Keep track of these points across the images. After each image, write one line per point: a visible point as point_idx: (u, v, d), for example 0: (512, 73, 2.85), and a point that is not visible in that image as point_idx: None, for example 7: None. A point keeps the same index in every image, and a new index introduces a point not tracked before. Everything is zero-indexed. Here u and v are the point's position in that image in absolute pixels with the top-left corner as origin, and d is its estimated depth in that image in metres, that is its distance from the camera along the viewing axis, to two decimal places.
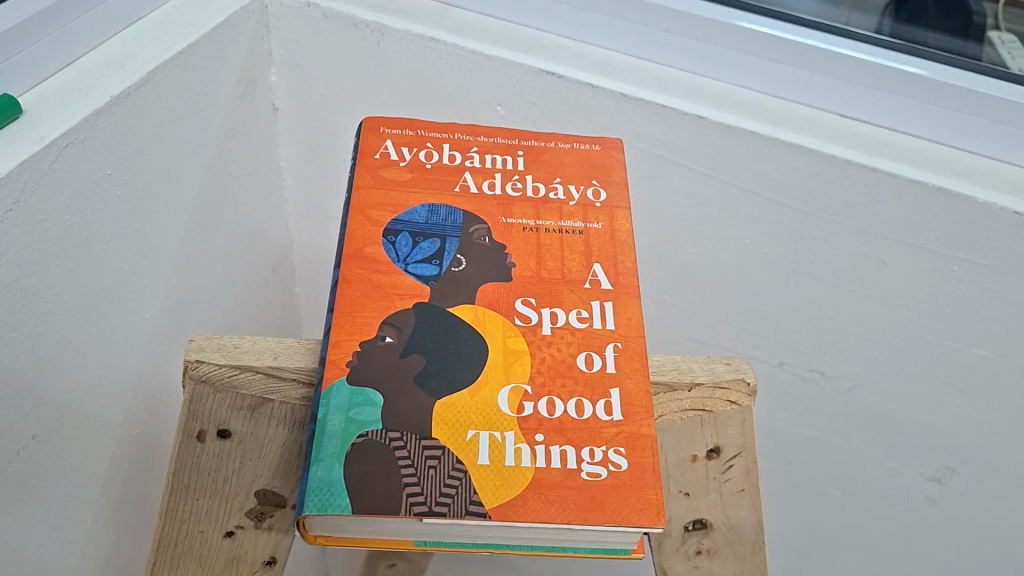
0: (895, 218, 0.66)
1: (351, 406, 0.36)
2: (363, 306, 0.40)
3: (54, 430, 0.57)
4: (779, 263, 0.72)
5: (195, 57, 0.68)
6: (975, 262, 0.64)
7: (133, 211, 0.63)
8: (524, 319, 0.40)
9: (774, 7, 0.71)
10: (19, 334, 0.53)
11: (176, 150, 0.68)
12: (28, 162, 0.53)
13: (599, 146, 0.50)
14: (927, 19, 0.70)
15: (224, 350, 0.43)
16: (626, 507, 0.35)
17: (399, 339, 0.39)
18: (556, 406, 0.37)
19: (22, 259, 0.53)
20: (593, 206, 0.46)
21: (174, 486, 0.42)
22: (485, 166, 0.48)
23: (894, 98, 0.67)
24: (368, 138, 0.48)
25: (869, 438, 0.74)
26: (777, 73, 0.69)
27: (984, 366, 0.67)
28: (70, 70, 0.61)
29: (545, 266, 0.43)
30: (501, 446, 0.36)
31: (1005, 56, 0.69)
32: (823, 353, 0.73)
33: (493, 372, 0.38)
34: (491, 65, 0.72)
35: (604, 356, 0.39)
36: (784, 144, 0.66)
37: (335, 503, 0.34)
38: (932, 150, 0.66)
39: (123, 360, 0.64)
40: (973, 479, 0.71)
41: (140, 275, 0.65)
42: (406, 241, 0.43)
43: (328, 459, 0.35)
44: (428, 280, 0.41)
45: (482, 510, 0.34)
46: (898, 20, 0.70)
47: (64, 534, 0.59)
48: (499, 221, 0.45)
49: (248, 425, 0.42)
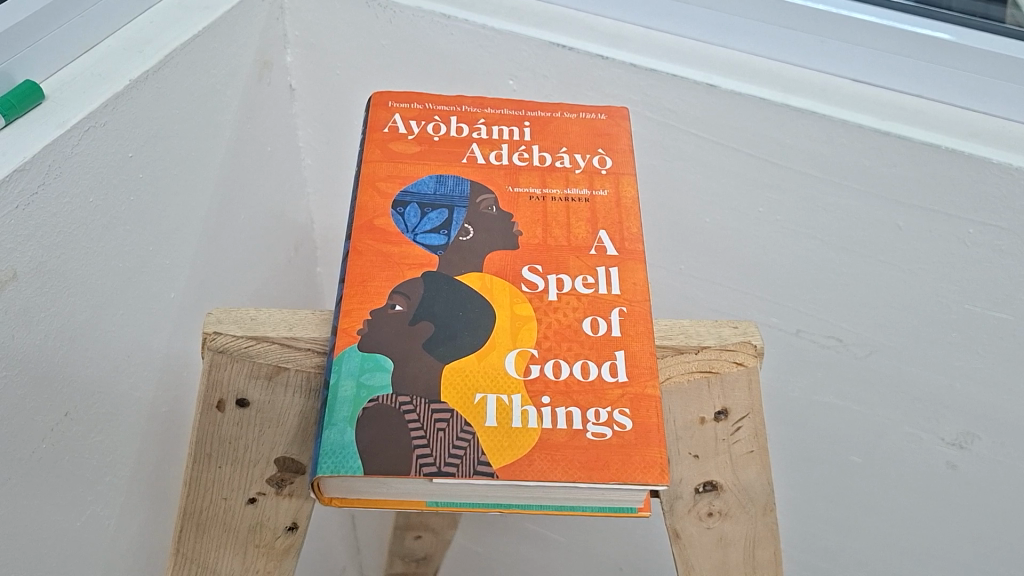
0: (910, 183, 0.65)
1: (362, 371, 0.37)
2: (373, 276, 0.41)
3: (84, 409, 0.58)
4: (794, 230, 0.72)
5: (212, 40, 0.69)
6: (991, 224, 0.64)
7: (156, 193, 0.65)
8: (531, 286, 0.41)
9: None
10: (49, 314, 0.55)
11: (196, 132, 0.69)
12: (52, 146, 0.54)
13: (605, 115, 0.50)
14: None
15: (241, 322, 0.45)
16: (630, 466, 0.36)
17: (408, 306, 0.40)
18: (561, 368, 0.38)
19: (50, 241, 0.55)
20: (599, 174, 0.47)
21: (196, 455, 0.44)
22: (492, 138, 0.48)
23: (909, 62, 0.67)
24: (377, 112, 0.48)
25: (889, 404, 0.74)
26: (790, 39, 0.69)
27: (1002, 328, 0.67)
28: (90, 55, 0.62)
29: (552, 234, 0.44)
30: (508, 408, 0.37)
31: None
32: (839, 320, 0.73)
33: (500, 338, 0.39)
34: (502, 40, 0.72)
35: (610, 320, 0.40)
36: (795, 111, 0.66)
37: (348, 465, 0.35)
38: (948, 113, 0.65)
39: (151, 339, 0.66)
40: (994, 444, 0.71)
41: (165, 255, 0.67)
42: (415, 212, 0.44)
43: (340, 423, 0.36)
44: (437, 249, 0.42)
45: (490, 470, 0.35)
46: None
47: (98, 509, 0.62)
48: (507, 190, 0.45)
49: (266, 394, 0.44)
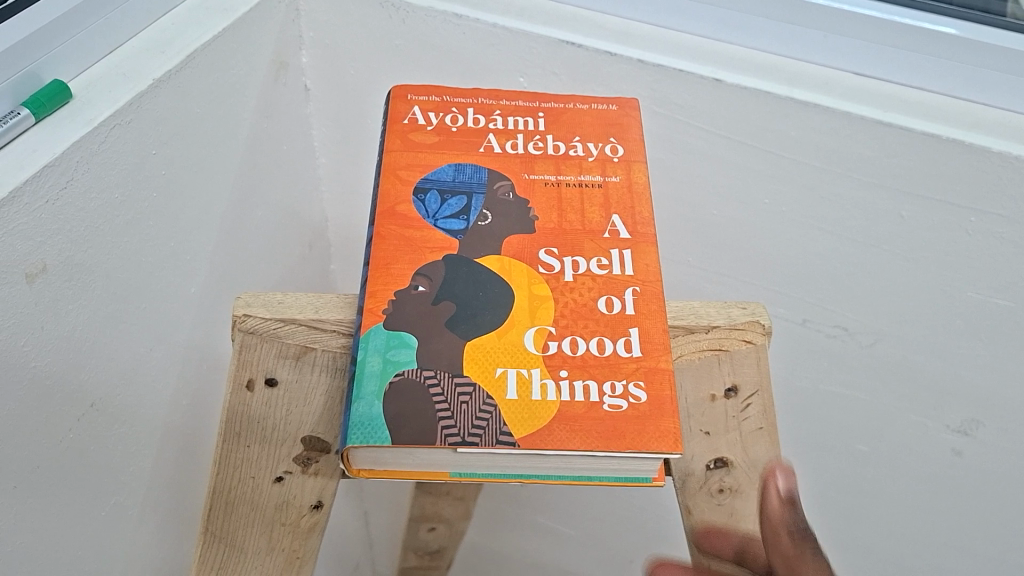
0: (913, 173, 0.67)
1: (389, 348, 0.39)
2: (397, 259, 0.43)
3: (108, 400, 0.60)
4: (800, 221, 0.73)
5: (231, 41, 0.71)
6: (993, 213, 0.65)
7: (177, 190, 0.67)
8: (547, 267, 0.43)
9: None
10: (76, 307, 0.57)
11: (215, 130, 0.71)
12: (80, 143, 0.56)
13: (616, 106, 0.52)
14: None
15: (269, 305, 0.46)
16: (647, 433, 0.37)
17: (430, 288, 0.42)
18: (578, 344, 0.40)
19: (78, 235, 0.57)
20: (611, 161, 0.48)
21: (227, 433, 0.45)
22: (507, 128, 0.50)
23: (911, 56, 0.68)
24: (397, 105, 0.50)
25: (893, 392, 0.76)
26: (794, 35, 0.71)
27: (1005, 315, 0.68)
28: (114, 56, 0.64)
29: (567, 219, 0.45)
30: (528, 381, 0.39)
31: None
32: (844, 309, 0.75)
33: (519, 316, 0.41)
34: (513, 38, 0.74)
35: (624, 299, 0.42)
36: (800, 104, 0.67)
37: (376, 436, 0.36)
38: (949, 104, 0.67)
39: (172, 333, 0.68)
40: (998, 430, 0.72)
41: (186, 250, 0.69)
42: (435, 198, 0.46)
43: (368, 396, 0.38)
44: (457, 234, 0.44)
45: (511, 440, 0.37)
46: None
47: (122, 499, 0.63)
48: (523, 177, 0.47)
49: (294, 373, 0.46)
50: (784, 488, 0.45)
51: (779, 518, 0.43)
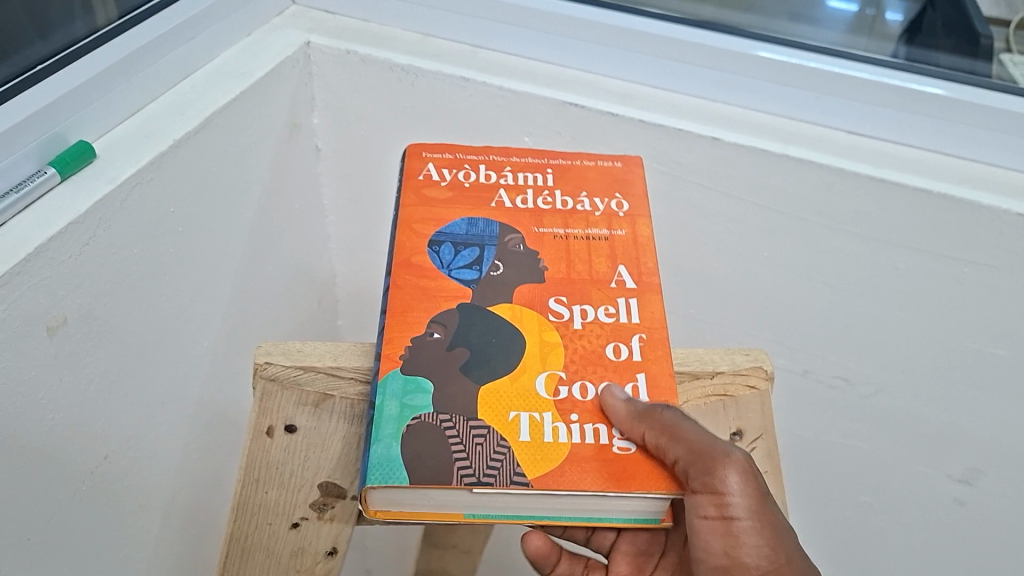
0: (907, 226, 0.69)
1: (406, 393, 0.41)
2: (412, 307, 0.44)
3: (121, 452, 0.62)
4: (798, 273, 0.75)
5: (247, 104, 0.74)
6: (985, 264, 0.67)
7: (193, 245, 0.69)
8: (557, 315, 0.45)
9: (784, 36, 0.75)
10: (93, 359, 0.58)
11: (230, 189, 0.73)
12: (103, 199, 0.58)
13: (621, 164, 0.55)
14: (939, 43, 0.74)
15: (289, 353, 0.47)
16: (652, 480, 0.39)
17: (446, 334, 0.43)
18: (587, 389, 0.42)
19: (97, 290, 0.58)
20: (617, 216, 0.51)
21: (246, 480, 0.47)
22: (518, 184, 0.52)
23: (901, 115, 0.70)
24: (413, 163, 0.53)
25: (895, 442, 0.77)
26: (788, 95, 0.73)
27: (1001, 363, 0.70)
28: (137, 117, 0.67)
29: (575, 269, 0.47)
30: (540, 425, 0.40)
31: (1015, 74, 0.72)
32: (844, 360, 0.77)
33: (531, 362, 0.43)
34: (518, 100, 0.77)
35: (631, 345, 0.44)
36: (796, 160, 0.70)
37: (395, 476, 0.38)
38: (937, 160, 0.70)
39: (184, 386, 0.69)
40: (999, 479, 0.73)
41: (200, 304, 0.70)
42: (449, 250, 0.48)
43: (385, 438, 0.39)
44: (470, 283, 0.46)
45: (524, 480, 0.38)
46: (913, 45, 0.74)
47: (131, 551, 0.64)
48: (533, 231, 0.49)
49: (312, 421, 0.47)
50: (620, 396, 0.41)
51: (620, 410, 0.40)
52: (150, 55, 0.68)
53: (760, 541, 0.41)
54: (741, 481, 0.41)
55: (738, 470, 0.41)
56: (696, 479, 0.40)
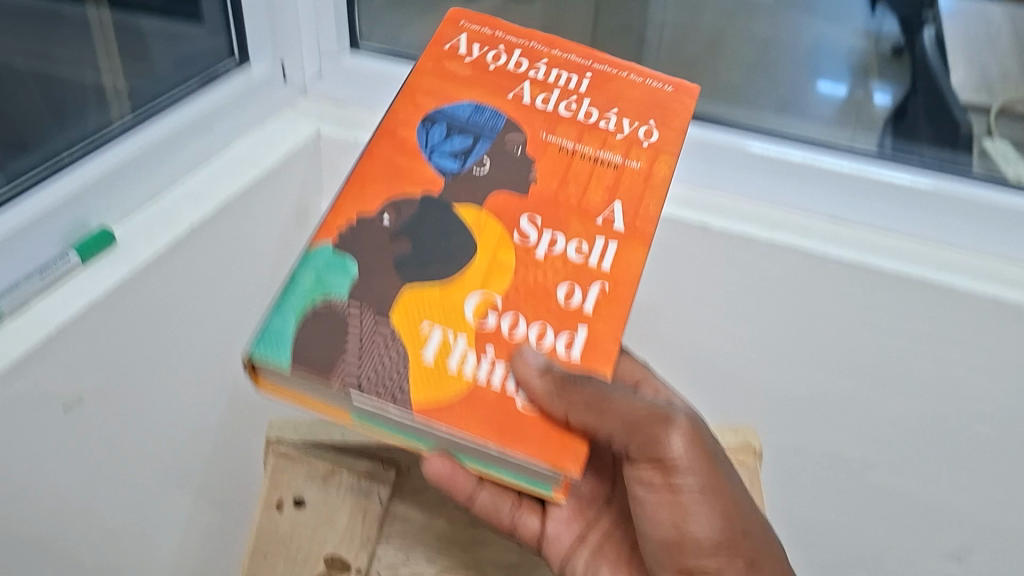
0: (893, 310, 0.71)
1: (325, 269, 0.47)
2: (374, 181, 0.51)
3: (127, 524, 0.64)
4: (785, 355, 0.77)
5: (263, 189, 0.75)
6: (971, 345, 0.70)
7: (203, 326, 0.70)
8: (523, 235, 0.50)
9: (771, 128, 0.77)
10: (97, 431, 0.60)
11: (243, 270, 0.74)
12: (120, 283, 0.60)
13: (671, 89, 0.57)
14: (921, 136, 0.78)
15: (297, 429, 0.56)
16: (538, 444, 0.44)
17: (393, 220, 0.49)
18: (515, 325, 0.47)
19: (106, 368, 0.60)
20: (638, 145, 0.54)
21: (256, 549, 0.53)
22: (547, 81, 0.56)
23: (888, 205, 0.73)
24: (448, 29, 0.58)
25: (887, 521, 0.80)
26: (775, 184, 0.75)
27: (987, 442, 0.72)
28: (157, 204, 0.68)
29: (567, 189, 0.52)
30: (449, 347, 0.46)
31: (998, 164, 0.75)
32: (837, 439, 0.79)
33: (471, 278, 0.48)
34: None
35: (584, 292, 0.49)
36: (782, 247, 0.72)
37: (277, 351, 0.44)
38: (921, 246, 0.72)
39: (185, 458, 0.70)
40: (989, 555, 0.76)
41: (207, 381, 0.71)
42: (441, 130, 0.53)
43: (289, 310, 0.45)
44: (445, 172, 0.52)
45: (407, 404, 0.43)
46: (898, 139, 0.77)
47: None
48: (541, 136, 0.54)
49: (319, 494, 0.54)
50: (536, 355, 0.46)
51: (539, 362, 0.45)
52: (177, 143, 0.69)
53: (715, 520, 0.50)
54: (685, 443, 0.49)
55: (681, 432, 0.49)
56: (641, 446, 0.49)
